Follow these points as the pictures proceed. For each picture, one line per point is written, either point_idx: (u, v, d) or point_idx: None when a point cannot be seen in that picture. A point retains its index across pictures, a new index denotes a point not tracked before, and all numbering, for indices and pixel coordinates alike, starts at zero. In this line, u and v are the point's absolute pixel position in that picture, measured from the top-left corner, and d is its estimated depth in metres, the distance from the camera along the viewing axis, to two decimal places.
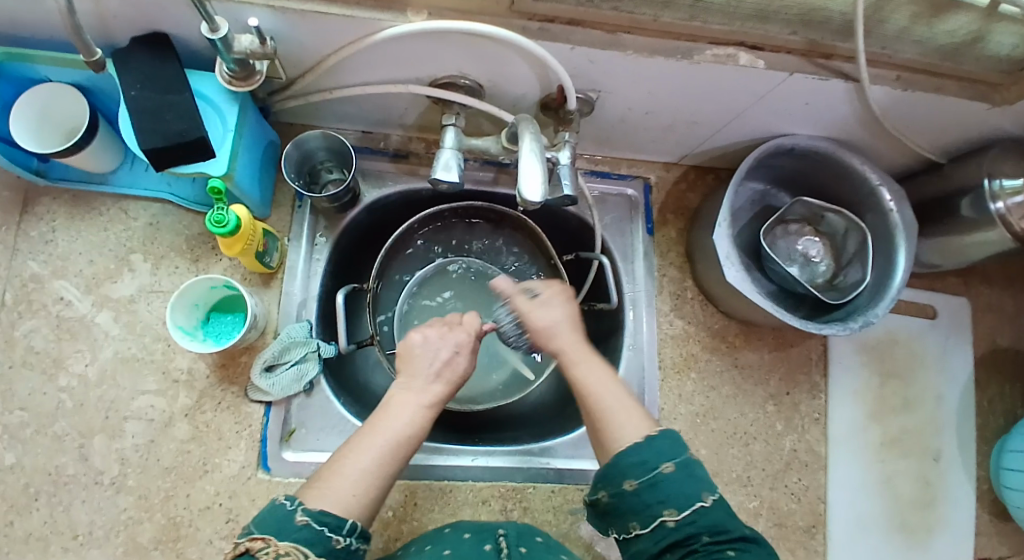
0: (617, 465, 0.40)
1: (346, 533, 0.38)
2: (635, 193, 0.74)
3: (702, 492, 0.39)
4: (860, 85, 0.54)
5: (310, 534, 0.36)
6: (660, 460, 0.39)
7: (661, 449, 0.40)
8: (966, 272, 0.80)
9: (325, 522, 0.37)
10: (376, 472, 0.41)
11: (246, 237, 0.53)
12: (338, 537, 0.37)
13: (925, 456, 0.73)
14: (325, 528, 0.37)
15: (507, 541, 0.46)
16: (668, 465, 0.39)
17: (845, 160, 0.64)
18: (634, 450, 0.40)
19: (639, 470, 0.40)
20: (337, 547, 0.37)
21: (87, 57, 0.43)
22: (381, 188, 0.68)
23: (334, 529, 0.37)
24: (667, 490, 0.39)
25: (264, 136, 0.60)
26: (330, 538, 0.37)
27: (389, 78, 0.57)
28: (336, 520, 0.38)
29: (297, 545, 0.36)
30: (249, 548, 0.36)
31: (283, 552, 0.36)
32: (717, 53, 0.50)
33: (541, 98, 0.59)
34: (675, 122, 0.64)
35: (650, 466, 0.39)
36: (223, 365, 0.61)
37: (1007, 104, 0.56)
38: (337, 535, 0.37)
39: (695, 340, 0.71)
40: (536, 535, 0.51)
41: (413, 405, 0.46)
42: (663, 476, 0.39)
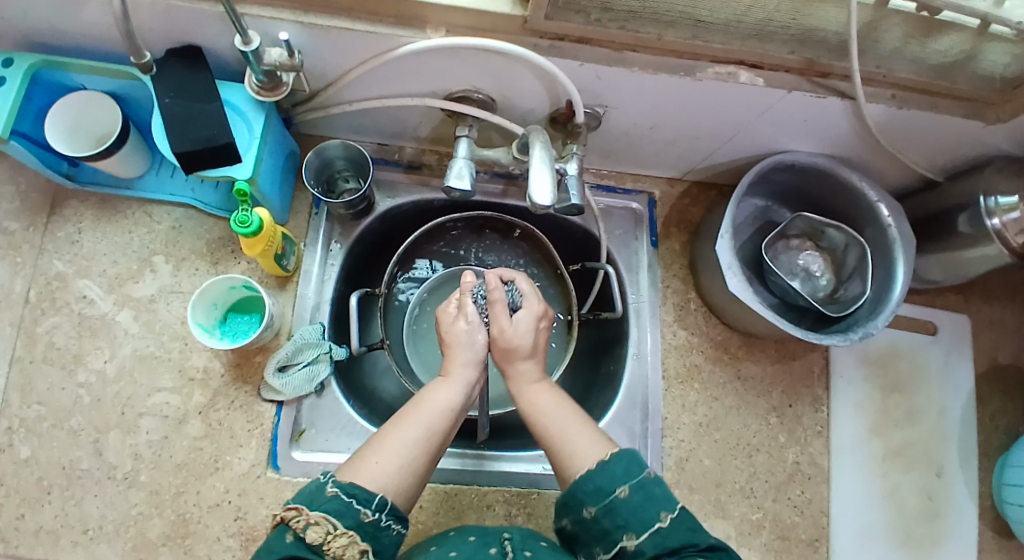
0: (574, 494, 0.44)
1: (375, 508, 0.39)
2: (640, 207, 0.77)
3: (660, 513, 0.41)
4: (856, 103, 0.56)
5: (339, 505, 0.38)
6: (613, 485, 0.42)
7: (617, 474, 0.43)
8: (967, 288, 0.81)
9: (353, 494, 0.39)
10: (415, 452, 0.44)
11: (266, 239, 0.55)
12: (367, 511, 0.39)
13: (929, 472, 0.73)
14: (354, 500, 0.39)
15: (512, 544, 0.46)
16: (622, 490, 0.42)
17: (843, 176, 0.67)
18: (591, 477, 0.43)
19: (595, 499, 0.43)
20: (365, 520, 0.39)
21: (137, 60, 0.46)
22: (395, 198, 0.71)
23: (362, 502, 0.39)
24: (623, 515, 0.41)
25: (286, 146, 0.63)
26: (358, 510, 0.39)
27: (406, 92, 0.61)
28: (364, 494, 0.39)
29: (327, 516, 0.38)
30: (284, 518, 0.38)
31: (313, 522, 0.37)
32: (718, 71, 0.53)
33: (551, 113, 0.62)
34: (679, 137, 0.67)
35: (606, 493, 0.42)
36: (238, 364, 0.63)
37: (1002, 122, 0.58)
38: (365, 508, 0.39)
39: (698, 351, 0.72)
40: (542, 539, 0.50)
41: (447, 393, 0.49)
42: (619, 503, 0.42)
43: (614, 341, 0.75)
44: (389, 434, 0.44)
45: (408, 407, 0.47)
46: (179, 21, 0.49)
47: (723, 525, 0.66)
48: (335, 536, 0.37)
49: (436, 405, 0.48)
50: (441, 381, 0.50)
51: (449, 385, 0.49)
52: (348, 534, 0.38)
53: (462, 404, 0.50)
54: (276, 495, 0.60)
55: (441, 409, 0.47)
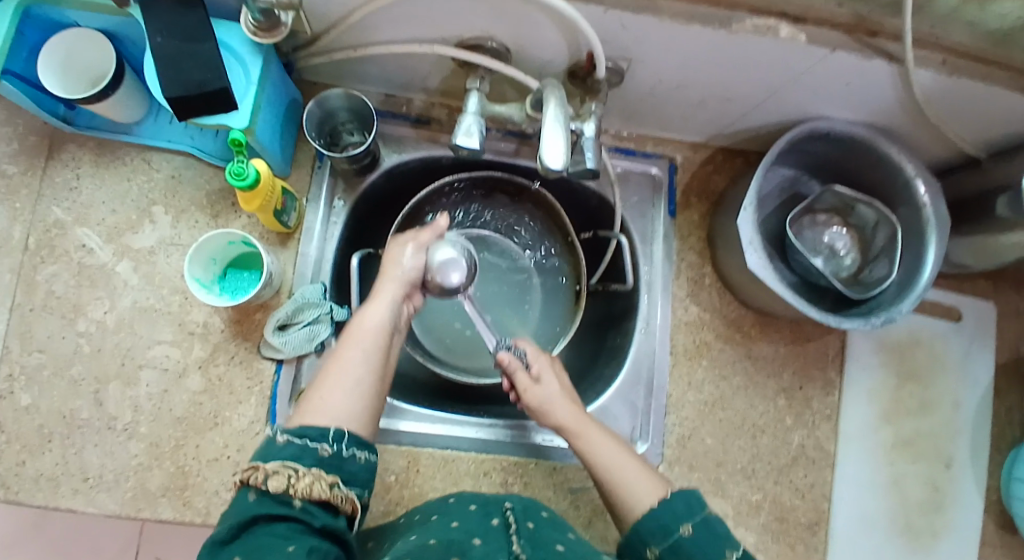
0: (638, 533, 0.45)
1: (332, 440, 0.41)
2: (660, 172, 0.72)
3: (724, 550, 0.42)
4: (903, 68, 0.51)
5: (295, 449, 0.38)
6: (677, 523, 0.43)
7: (679, 511, 0.44)
8: (996, 275, 0.77)
9: (305, 436, 0.40)
10: (360, 369, 0.48)
11: (264, 193, 0.52)
12: (325, 445, 0.40)
13: (938, 462, 0.72)
14: (308, 440, 0.39)
15: (514, 516, 0.44)
16: (687, 527, 0.43)
17: (880, 148, 0.62)
18: (653, 515, 0.45)
19: (659, 537, 0.43)
20: (325, 455, 0.39)
21: None
22: (401, 154, 0.67)
23: (317, 439, 0.40)
24: (692, 553, 0.42)
25: (287, 94, 0.59)
26: (316, 447, 0.39)
27: (413, 38, 0.56)
28: (317, 432, 0.40)
29: (285, 462, 0.37)
30: (244, 480, 0.37)
31: (273, 471, 0.37)
32: (757, 23, 0.48)
33: (569, 65, 0.58)
34: (706, 98, 0.62)
35: (670, 530, 0.43)
36: (238, 320, 0.62)
37: None
38: (321, 443, 0.40)
39: (709, 328, 0.70)
40: (542, 511, 0.49)
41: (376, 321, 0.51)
42: (685, 540, 0.43)
43: (623, 312, 0.73)
44: (333, 363, 0.48)
45: (343, 335, 0.50)
46: None
47: (721, 504, 0.66)
48: (299, 477, 0.37)
49: (367, 326, 0.51)
50: (366, 304, 0.53)
51: (382, 302, 0.52)
52: (312, 472, 0.38)
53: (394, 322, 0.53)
54: None
55: (373, 329, 0.51)
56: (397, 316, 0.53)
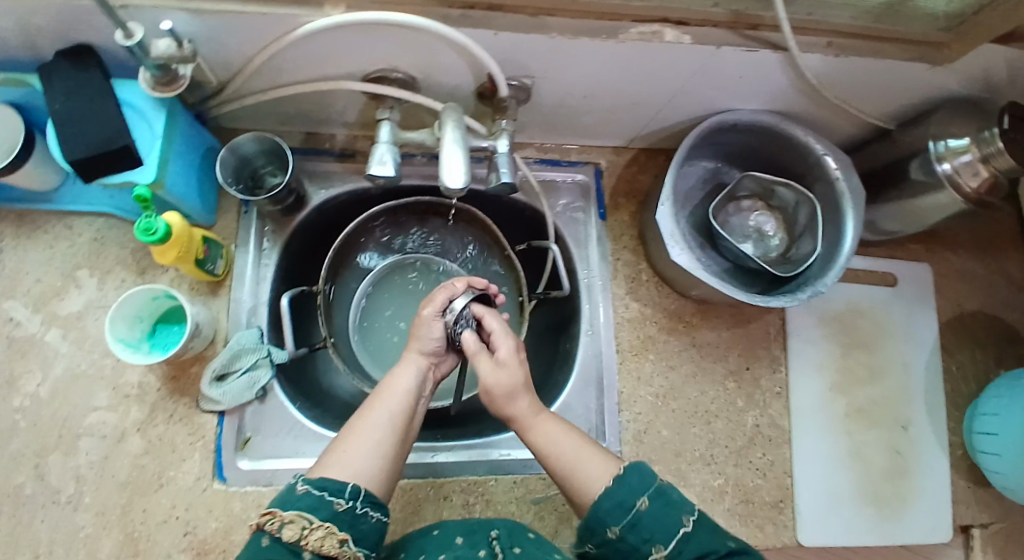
0: (596, 516, 0.43)
1: (348, 496, 0.40)
2: (586, 178, 0.74)
3: (681, 517, 0.42)
4: (790, 55, 0.53)
5: (312, 500, 0.39)
6: (633, 497, 0.43)
7: (634, 486, 0.43)
8: (927, 238, 0.80)
9: (324, 487, 0.40)
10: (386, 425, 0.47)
11: (180, 242, 0.52)
12: (340, 500, 0.40)
13: (895, 425, 0.73)
14: (325, 493, 0.40)
15: (500, 544, 0.46)
16: (642, 501, 0.42)
17: (790, 132, 0.64)
18: (609, 496, 0.43)
19: (616, 516, 0.42)
20: (340, 509, 0.39)
21: None
22: (329, 189, 0.67)
23: (335, 493, 0.40)
24: (647, 524, 0.42)
25: (202, 142, 0.59)
26: (332, 501, 0.39)
27: (320, 76, 0.57)
28: (335, 485, 0.40)
29: (301, 512, 0.38)
30: (259, 524, 0.38)
31: (288, 520, 0.37)
32: (642, 31, 0.50)
33: (476, 87, 0.59)
34: (616, 105, 0.64)
35: (627, 507, 0.42)
36: (174, 377, 0.61)
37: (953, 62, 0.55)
38: (338, 498, 0.40)
39: (651, 322, 0.71)
40: (528, 531, 0.50)
41: (405, 385, 0.51)
42: (643, 513, 0.42)
43: (568, 319, 0.73)
44: (357, 425, 0.47)
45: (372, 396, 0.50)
46: (69, 21, 0.46)
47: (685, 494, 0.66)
48: (312, 529, 0.37)
49: (399, 389, 0.50)
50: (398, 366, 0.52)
51: (408, 369, 0.52)
52: (325, 525, 0.38)
53: (421, 388, 0.52)
54: (225, 506, 0.58)
55: (400, 392, 0.50)
56: (422, 383, 0.53)
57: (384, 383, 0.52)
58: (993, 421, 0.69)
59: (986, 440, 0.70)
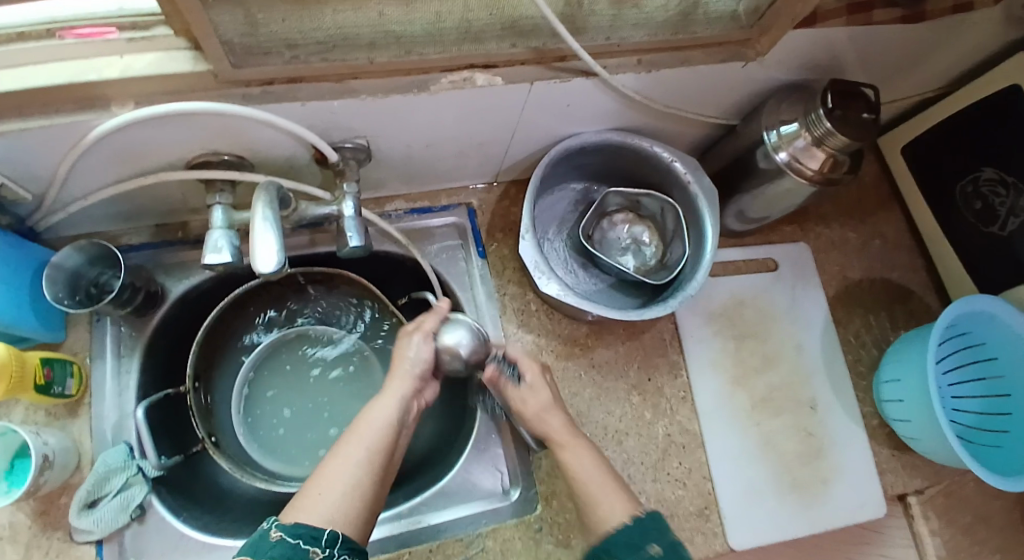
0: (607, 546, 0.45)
1: (325, 544, 0.37)
2: (460, 220, 0.73)
3: None
4: (601, 79, 0.55)
5: (286, 549, 0.35)
6: (647, 541, 0.44)
7: (647, 531, 0.45)
8: (802, 218, 0.83)
9: (300, 535, 0.36)
10: (362, 462, 0.43)
11: (9, 371, 0.49)
12: (317, 549, 0.36)
13: (802, 407, 0.73)
14: (301, 541, 0.36)
15: None
16: (655, 548, 0.44)
17: (637, 146, 0.66)
18: (626, 532, 0.45)
19: (624, 552, 0.44)
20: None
21: None
22: (189, 279, 0.65)
23: (310, 541, 0.36)
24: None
25: (34, 258, 0.56)
26: (307, 550, 0.36)
27: (145, 171, 0.55)
28: (311, 532, 0.37)
29: None
30: None
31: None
32: (452, 79, 0.51)
33: (312, 156, 0.58)
34: (464, 148, 0.64)
35: (639, 548, 0.44)
36: (43, 511, 0.56)
37: (764, 55, 0.58)
38: (314, 546, 0.36)
39: (547, 351, 0.70)
40: None
41: (386, 415, 0.47)
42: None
43: None
44: (333, 457, 0.43)
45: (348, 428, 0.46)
46: None
47: None
48: None
49: (374, 426, 0.46)
50: (379, 399, 0.49)
51: (386, 401, 0.49)
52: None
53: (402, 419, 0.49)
54: None
55: (379, 425, 0.47)
56: (405, 416, 0.50)
57: (362, 414, 0.48)
58: (897, 388, 0.70)
59: (896, 407, 0.71)
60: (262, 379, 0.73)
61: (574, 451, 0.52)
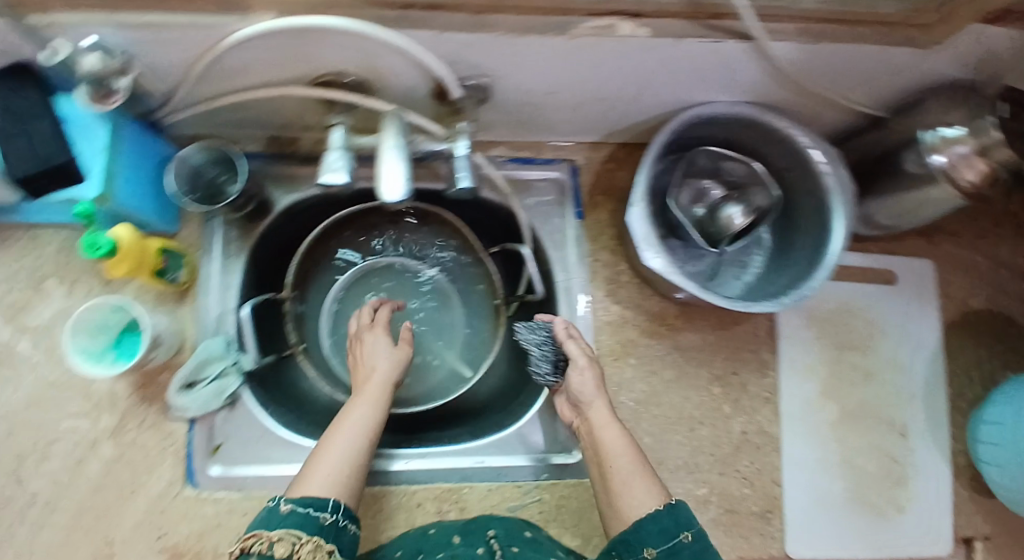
0: (637, 532, 0.45)
1: (332, 510, 0.44)
2: (562, 176, 0.71)
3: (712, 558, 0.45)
4: (757, 44, 0.49)
5: (298, 518, 0.42)
6: (678, 529, 0.45)
7: (667, 525, 0.45)
8: (932, 230, 0.75)
9: (309, 505, 0.43)
10: (355, 443, 0.50)
11: (131, 257, 0.51)
12: (325, 514, 0.44)
13: (890, 430, 0.69)
14: (311, 509, 0.43)
15: (498, 542, 0.52)
16: (687, 535, 0.44)
17: (771, 124, 0.61)
18: (654, 517, 0.45)
19: (657, 539, 0.44)
20: (326, 523, 0.43)
21: None
22: (294, 193, 0.66)
23: (319, 509, 0.43)
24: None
25: (159, 151, 0.57)
26: (317, 517, 0.43)
27: (271, 82, 0.55)
28: (319, 501, 0.44)
29: (289, 530, 0.41)
30: (243, 547, 0.40)
31: (276, 539, 0.40)
32: (596, 25, 0.47)
33: (432, 87, 0.56)
34: (584, 100, 0.61)
35: (670, 535, 0.44)
36: (143, 385, 0.61)
37: (934, 45, 0.52)
38: (323, 512, 0.43)
39: (632, 325, 0.70)
40: (524, 531, 0.56)
41: (365, 417, 0.53)
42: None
43: (548, 320, 0.72)
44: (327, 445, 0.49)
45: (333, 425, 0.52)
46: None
47: None
48: (302, 544, 0.41)
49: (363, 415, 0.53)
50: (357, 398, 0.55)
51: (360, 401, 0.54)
52: (314, 540, 0.42)
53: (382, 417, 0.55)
54: (196, 509, 0.61)
55: (360, 420, 0.52)
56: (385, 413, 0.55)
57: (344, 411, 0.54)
58: (994, 434, 0.64)
59: (990, 451, 0.65)
60: (348, 301, 0.74)
61: (610, 430, 0.54)
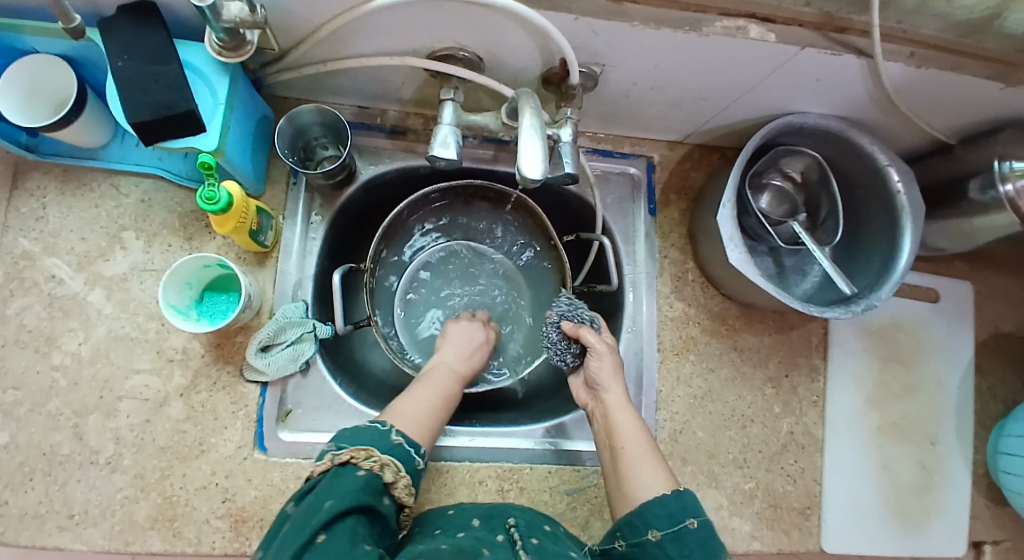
0: (644, 515, 0.46)
1: (422, 457, 0.48)
2: (638, 172, 0.73)
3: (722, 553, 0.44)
4: (873, 61, 0.51)
5: (403, 451, 0.46)
6: (685, 515, 0.45)
7: (676, 512, 0.45)
8: (974, 256, 0.79)
9: (411, 445, 0.47)
10: (422, 408, 0.53)
11: (237, 214, 0.51)
12: (418, 459, 0.48)
13: (925, 442, 0.73)
14: (411, 449, 0.47)
15: (518, 532, 0.46)
16: (692, 521, 0.45)
17: (854, 140, 0.63)
18: (664, 502, 0.46)
19: (664, 523, 0.45)
20: (416, 467, 0.47)
21: (64, 23, 0.43)
22: (378, 165, 0.66)
23: (415, 453, 0.48)
24: (650, 554, 0.45)
25: (257, 110, 0.57)
26: (413, 459, 0.47)
27: (385, 50, 0.55)
28: (414, 445, 0.48)
29: (395, 459, 0.45)
30: (352, 456, 0.43)
31: (386, 463, 0.44)
32: (726, 25, 0.48)
33: (543, 72, 0.58)
34: (680, 98, 0.62)
35: (676, 520, 0.45)
36: (218, 344, 0.61)
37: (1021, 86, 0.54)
38: (418, 457, 0.48)
39: (695, 323, 0.71)
40: (544, 524, 0.50)
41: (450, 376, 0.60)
42: (650, 543, 0.45)
43: (610, 312, 0.73)
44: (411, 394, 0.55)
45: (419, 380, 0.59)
46: None
47: (715, 496, 0.67)
48: (400, 477, 0.44)
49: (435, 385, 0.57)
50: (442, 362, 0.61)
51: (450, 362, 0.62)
52: (408, 478, 0.45)
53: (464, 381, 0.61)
54: (264, 475, 0.59)
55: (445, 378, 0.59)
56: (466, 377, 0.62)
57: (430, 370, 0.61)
58: (1018, 443, 0.67)
59: (1010, 461, 0.68)
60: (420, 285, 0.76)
61: (623, 414, 0.56)
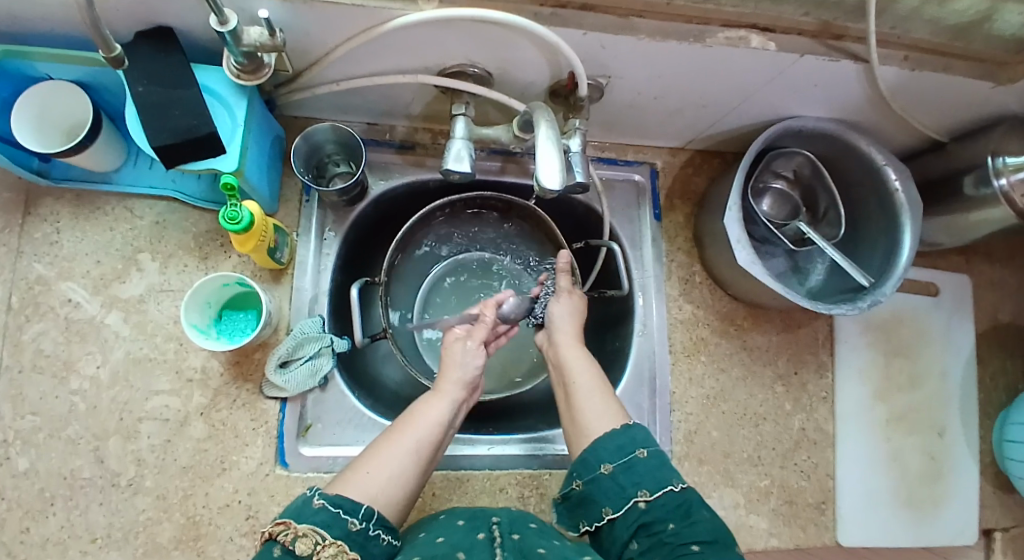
0: (607, 455, 0.48)
1: (362, 517, 0.41)
2: (642, 179, 0.75)
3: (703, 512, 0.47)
4: (869, 65, 0.53)
5: (327, 516, 0.40)
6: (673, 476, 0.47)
7: (663, 472, 0.48)
8: (970, 249, 0.81)
9: (340, 505, 0.41)
10: (407, 458, 0.47)
11: (258, 233, 0.52)
12: (354, 520, 0.41)
13: (932, 432, 0.75)
14: (341, 511, 0.41)
15: (500, 529, 0.45)
16: (677, 483, 0.47)
17: (852, 141, 0.65)
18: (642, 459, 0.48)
19: (645, 481, 0.47)
20: (353, 529, 0.41)
21: (106, 52, 0.40)
22: (389, 180, 0.67)
23: (349, 512, 0.41)
24: (605, 489, 0.48)
25: (271, 130, 0.59)
26: (346, 520, 0.41)
27: (396, 69, 0.56)
28: (350, 505, 0.41)
29: (315, 527, 0.39)
30: (271, 532, 0.40)
31: (302, 533, 0.39)
32: (729, 36, 0.50)
33: (551, 85, 0.59)
34: (683, 106, 0.64)
35: (656, 476, 0.47)
36: (237, 362, 0.61)
37: (1011, 83, 0.56)
38: (352, 518, 0.41)
39: (704, 324, 0.72)
40: (530, 521, 0.49)
41: (433, 419, 0.51)
42: (605, 478, 0.48)
43: (619, 316, 0.75)
44: (381, 449, 0.47)
45: (398, 423, 0.50)
46: (153, 5, 0.44)
47: (732, 494, 0.68)
48: (323, 546, 0.39)
49: (427, 421, 0.51)
50: (431, 397, 0.53)
51: (440, 402, 0.52)
52: (337, 544, 0.39)
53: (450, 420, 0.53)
54: (287, 491, 0.59)
55: (429, 424, 0.50)
56: (454, 416, 0.53)
57: (412, 409, 0.52)
58: (1022, 431, 0.70)
59: (1015, 449, 0.70)
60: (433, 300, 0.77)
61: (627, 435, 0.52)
